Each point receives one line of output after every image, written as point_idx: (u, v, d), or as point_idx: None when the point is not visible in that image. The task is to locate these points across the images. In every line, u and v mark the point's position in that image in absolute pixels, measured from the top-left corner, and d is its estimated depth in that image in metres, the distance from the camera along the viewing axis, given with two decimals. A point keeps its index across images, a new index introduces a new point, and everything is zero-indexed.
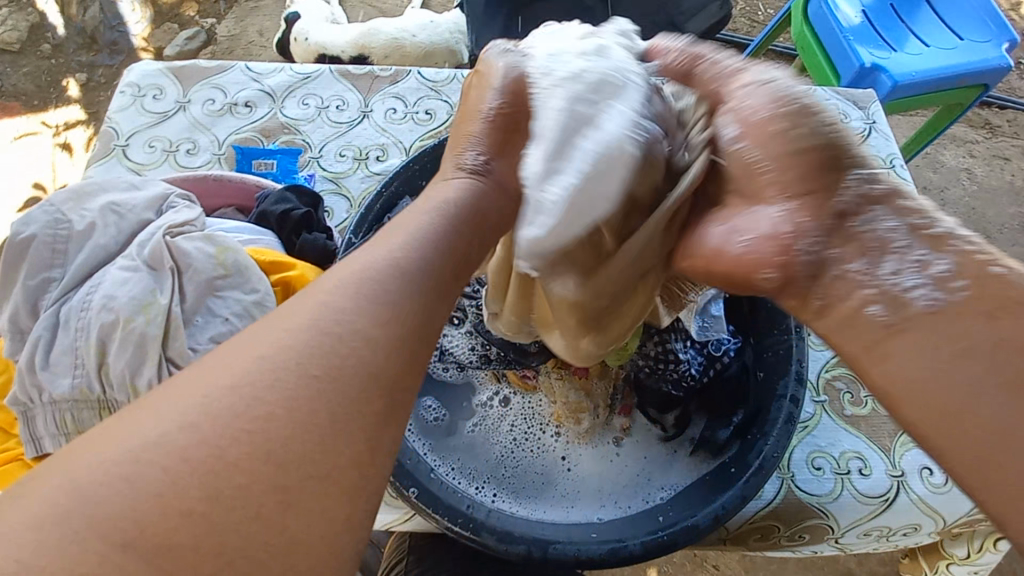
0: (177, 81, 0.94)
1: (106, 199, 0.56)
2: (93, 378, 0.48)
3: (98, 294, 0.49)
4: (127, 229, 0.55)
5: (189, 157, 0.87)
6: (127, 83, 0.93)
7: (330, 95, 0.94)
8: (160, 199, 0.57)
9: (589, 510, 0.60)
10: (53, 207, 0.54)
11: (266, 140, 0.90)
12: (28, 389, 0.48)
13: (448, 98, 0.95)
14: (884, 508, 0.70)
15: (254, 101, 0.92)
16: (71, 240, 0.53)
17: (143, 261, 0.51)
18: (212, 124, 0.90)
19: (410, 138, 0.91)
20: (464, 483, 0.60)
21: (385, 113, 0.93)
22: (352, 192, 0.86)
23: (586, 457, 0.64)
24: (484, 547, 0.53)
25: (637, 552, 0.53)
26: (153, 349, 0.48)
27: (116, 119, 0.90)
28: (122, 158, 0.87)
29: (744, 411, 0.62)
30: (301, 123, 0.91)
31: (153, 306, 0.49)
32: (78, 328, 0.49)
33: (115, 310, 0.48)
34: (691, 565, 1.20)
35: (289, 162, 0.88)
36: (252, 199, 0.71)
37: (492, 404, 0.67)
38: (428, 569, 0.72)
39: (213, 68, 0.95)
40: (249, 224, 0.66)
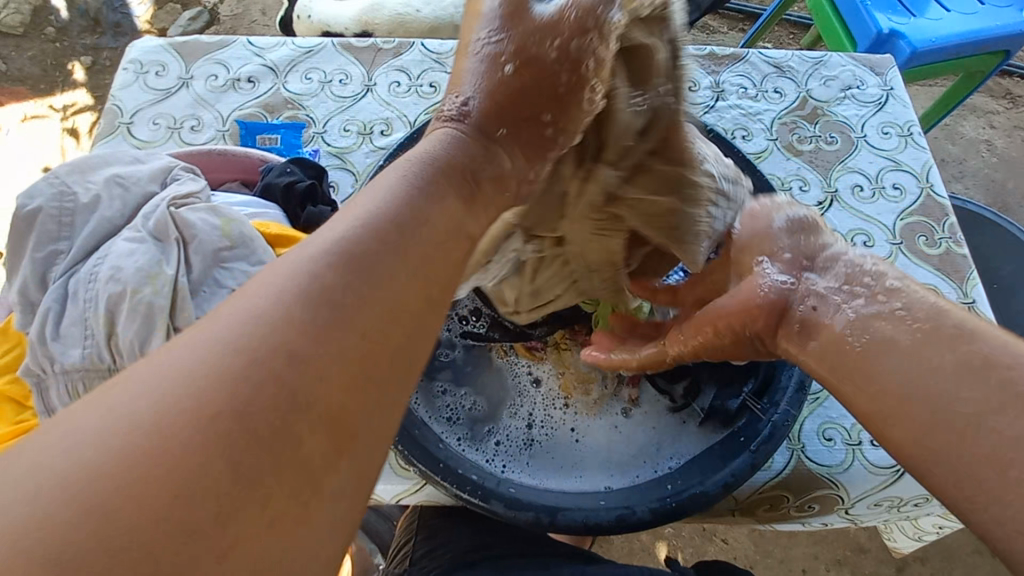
0: (179, 57, 0.93)
1: (109, 172, 0.56)
2: (103, 348, 0.48)
3: (105, 266, 0.49)
4: (132, 202, 0.54)
5: (193, 134, 0.87)
6: (129, 59, 0.93)
7: (333, 69, 0.93)
8: (164, 171, 0.57)
9: (599, 479, 0.60)
10: (58, 179, 0.53)
11: (270, 115, 0.89)
12: (40, 360, 0.48)
13: (453, 70, 0.94)
14: (895, 479, 0.69)
15: (257, 77, 0.91)
16: (76, 213, 0.53)
17: (149, 233, 0.51)
18: (216, 100, 0.89)
19: (414, 111, 0.90)
20: (475, 454, 0.60)
21: (389, 87, 0.92)
22: (357, 167, 0.86)
23: (594, 428, 0.64)
24: (495, 515, 0.54)
25: (646, 518, 0.53)
26: (162, 318, 0.48)
27: (120, 97, 0.89)
28: (127, 136, 0.86)
29: (755, 379, 0.61)
30: (305, 98, 0.90)
31: (159, 277, 0.49)
32: (87, 300, 0.49)
33: (122, 282, 0.48)
34: (700, 539, 1.21)
35: (293, 137, 0.87)
36: (257, 173, 0.71)
37: (513, 382, 0.66)
38: (436, 547, 0.73)
39: (215, 44, 0.94)
40: (255, 199, 0.66)
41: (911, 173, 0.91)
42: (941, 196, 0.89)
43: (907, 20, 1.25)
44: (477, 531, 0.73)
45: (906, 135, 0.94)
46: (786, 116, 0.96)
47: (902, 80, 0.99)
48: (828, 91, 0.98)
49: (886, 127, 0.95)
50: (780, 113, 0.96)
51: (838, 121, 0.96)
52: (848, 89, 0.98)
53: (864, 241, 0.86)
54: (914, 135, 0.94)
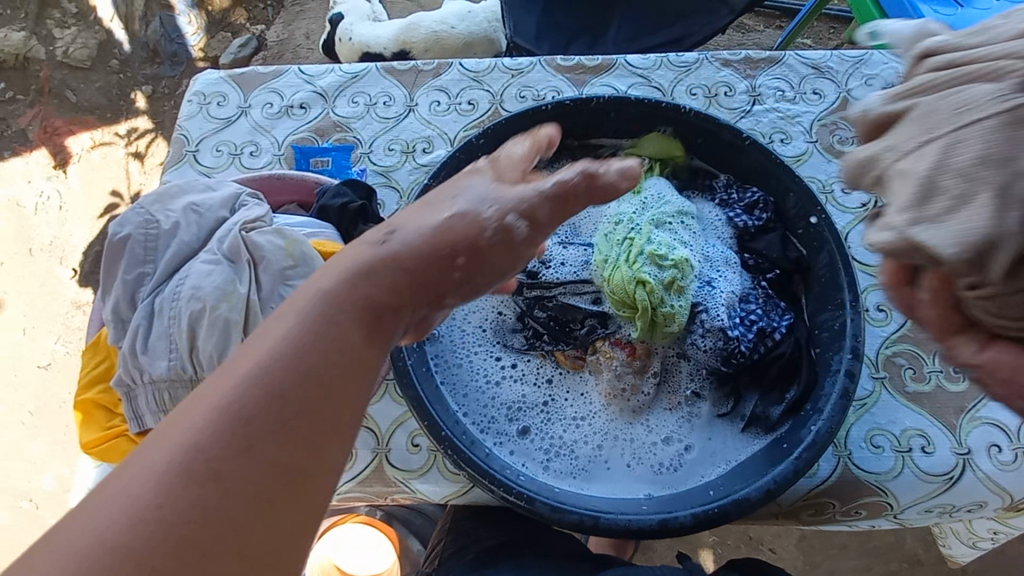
0: (238, 88, 1.00)
1: (186, 200, 0.61)
2: (186, 360, 0.53)
3: (186, 286, 0.54)
4: (207, 227, 0.60)
5: (252, 159, 0.93)
6: (193, 92, 1.00)
7: (378, 92, 0.98)
8: (232, 198, 0.63)
9: (641, 487, 0.61)
10: (143, 208, 0.59)
11: (320, 139, 0.94)
12: (132, 370, 0.54)
13: (490, 87, 0.98)
14: (948, 487, 0.69)
15: (308, 102, 0.98)
16: (160, 238, 0.58)
17: (224, 255, 0.56)
18: (272, 127, 0.96)
19: (454, 128, 0.95)
20: (516, 461, 0.63)
21: (430, 106, 0.97)
22: (402, 184, 0.90)
23: (636, 433, 0.65)
24: (538, 517, 0.56)
25: (687, 523, 0.54)
26: (237, 333, 0.53)
27: (186, 126, 0.97)
28: (193, 163, 0.93)
29: (797, 387, 0.63)
30: (352, 120, 0.96)
31: (234, 294, 0.54)
32: (171, 316, 0.54)
33: (201, 299, 0.53)
34: (746, 548, 1.20)
35: (343, 160, 0.92)
36: (312, 195, 0.76)
37: (549, 389, 0.68)
38: (461, 550, 0.76)
39: (270, 74, 1.01)
40: (311, 219, 0.70)
41: None
42: None
43: (953, 10, 1.21)
44: (510, 530, 0.76)
45: None
46: (827, 117, 0.95)
47: None
48: (870, 90, 0.97)
49: None
50: (820, 114, 0.95)
51: None
52: (891, 87, 0.97)
53: None
54: None
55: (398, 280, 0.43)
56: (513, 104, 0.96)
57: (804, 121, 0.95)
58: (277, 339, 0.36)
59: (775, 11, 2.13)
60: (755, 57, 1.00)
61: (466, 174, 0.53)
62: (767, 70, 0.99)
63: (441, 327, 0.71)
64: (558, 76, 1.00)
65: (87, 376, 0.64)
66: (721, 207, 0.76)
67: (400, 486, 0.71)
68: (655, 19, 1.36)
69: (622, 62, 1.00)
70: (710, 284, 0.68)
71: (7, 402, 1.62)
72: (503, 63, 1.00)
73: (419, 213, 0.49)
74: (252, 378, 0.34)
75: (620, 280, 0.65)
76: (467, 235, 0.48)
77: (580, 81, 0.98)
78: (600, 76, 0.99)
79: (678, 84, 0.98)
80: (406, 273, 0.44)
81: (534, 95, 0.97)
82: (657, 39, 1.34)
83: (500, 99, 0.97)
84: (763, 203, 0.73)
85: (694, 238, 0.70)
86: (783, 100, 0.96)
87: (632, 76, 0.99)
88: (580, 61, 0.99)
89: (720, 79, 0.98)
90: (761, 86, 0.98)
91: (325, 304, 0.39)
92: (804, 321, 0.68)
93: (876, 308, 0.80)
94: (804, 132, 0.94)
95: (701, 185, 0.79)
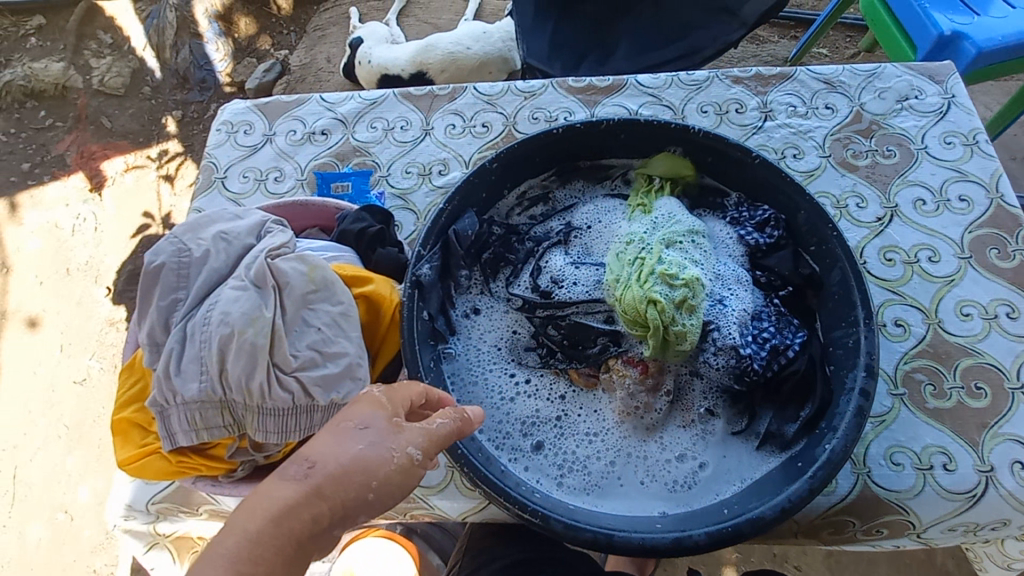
0: (263, 116, 1.05)
1: (215, 229, 0.65)
2: (216, 382, 0.56)
3: (216, 312, 0.57)
4: (235, 254, 0.63)
5: (277, 184, 0.97)
6: (221, 121, 1.05)
7: (395, 117, 1.02)
8: (259, 225, 0.66)
9: (655, 506, 0.62)
10: (176, 238, 0.63)
11: (341, 163, 0.98)
12: (165, 392, 0.57)
13: (503, 110, 1.01)
14: (971, 505, 0.68)
15: (329, 129, 1.02)
16: (192, 265, 0.62)
17: (250, 281, 0.59)
18: (295, 153, 1.00)
19: (468, 151, 0.97)
20: (530, 478, 0.64)
21: (445, 129, 1.00)
22: (419, 206, 0.93)
23: (650, 450, 0.66)
24: (553, 534, 0.57)
25: (702, 542, 0.55)
26: (264, 355, 0.56)
27: (214, 154, 1.02)
28: (221, 189, 0.98)
29: (811, 405, 0.63)
30: (371, 145, 0.99)
31: (261, 319, 0.57)
32: (202, 340, 0.57)
33: (230, 324, 0.56)
34: (771, 565, 1.18)
35: (362, 184, 0.96)
36: (333, 220, 0.79)
37: (562, 405, 0.69)
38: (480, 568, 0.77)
39: (293, 102, 1.06)
40: (332, 243, 0.73)
41: (979, 184, 0.88)
42: (1013, 206, 0.86)
43: (970, 19, 1.20)
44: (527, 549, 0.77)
45: (971, 144, 0.91)
46: (839, 131, 0.95)
47: (965, 88, 0.96)
48: (883, 103, 0.97)
49: (949, 137, 0.92)
50: (832, 129, 0.95)
51: (896, 133, 0.94)
52: (905, 100, 0.96)
53: (929, 256, 0.83)
54: (980, 143, 0.91)
55: (321, 512, 0.40)
56: (526, 126, 0.99)
57: (816, 136, 0.95)
58: (246, 532, 0.37)
59: (790, 21, 2.13)
60: (765, 73, 1.01)
61: (365, 400, 0.46)
62: (778, 86, 1.00)
63: (456, 345, 0.73)
64: (570, 97, 1.02)
65: (124, 396, 0.67)
66: (731, 225, 0.76)
67: (419, 502, 0.72)
68: (666, 35, 1.38)
69: (633, 82, 1.01)
70: (722, 302, 0.69)
71: (44, 417, 1.69)
72: (516, 86, 1.03)
73: (335, 434, 0.43)
74: None
75: (632, 300, 0.66)
76: (383, 468, 0.43)
77: (592, 101, 1.00)
78: (611, 96, 1.01)
79: (689, 102, 0.99)
80: (329, 476, 0.41)
81: (547, 116, 0.99)
82: (669, 55, 1.36)
83: (514, 121, 1.00)
84: (774, 220, 0.73)
85: (705, 257, 0.71)
86: (795, 115, 0.97)
87: (643, 95, 1.00)
88: (591, 82, 1.01)
89: (731, 96, 0.99)
90: (772, 102, 0.99)
91: (265, 528, 0.38)
92: (817, 337, 0.68)
93: (893, 323, 0.79)
94: (816, 147, 0.94)
95: (711, 203, 0.79)
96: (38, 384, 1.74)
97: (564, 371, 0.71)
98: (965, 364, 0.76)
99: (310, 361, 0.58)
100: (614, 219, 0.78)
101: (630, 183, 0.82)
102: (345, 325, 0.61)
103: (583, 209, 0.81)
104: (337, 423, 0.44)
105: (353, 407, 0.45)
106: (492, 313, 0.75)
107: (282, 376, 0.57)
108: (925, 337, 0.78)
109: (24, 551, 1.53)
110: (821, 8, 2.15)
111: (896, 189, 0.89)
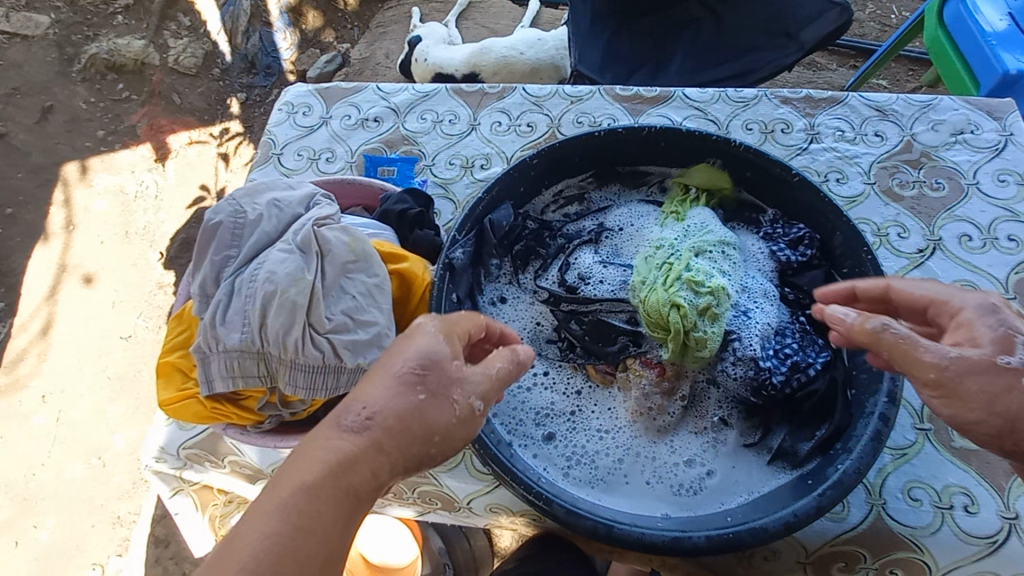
0: (322, 100, 1.11)
1: (270, 196, 0.69)
2: (256, 335, 0.60)
3: (263, 270, 0.61)
4: (285, 220, 0.68)
5: (328, 164, 1.03)
6: (283, 102, 1.12)
7: (445, 110, 1.06)
8: (309, 197, 0.71)
9: (658, 507, 0.63)
10: (234, 200, 0.68)
11: (389, 150, 1.03)
12: (209, 339, 0.61)
13: (549, 112, 1.03)
14: (991, 551, 0.66)
15: (382, 117, 1.07)
16: (245, 227, 0.66)
17: (296, 245, 0.63)
18: (348, 136, 1.05)
19: (511, 148, 1.01)
20: (538, 465, 0.66)
21: (491, 126, 1.03)
22: (459, 196, 0.97)
23: (659, 453, 0.66)
24: (554, 518, 0.58)
25: (701, 544, 0.55)
26: (301, 315, 0.60)
27: (274, 131, 1.08)
28: (276, 164, 1.04)
29: (828, 426, 0.63)
30: (419, 135, 1.04)
31: (302, 281, 0.61)
32: (248, 295, 0.61)
33: (275, 283, 0.60)
34: None
35: (407, 170, 1.00)
36: (377, 200, 0.83)
37: (578, 400, 0.70)
38: None
39: (351, 89, 1.11)
40: (374, 221, 0.77)
41: None
42: None
43: None
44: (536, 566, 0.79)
45: None
46: (887, 159, 0.93)
47: None
48: (937, 135, 0.95)
49: (1003, 175, 0.90)
50: (879, 157, 0.94)
51: (947, 166, 0.92)
52: (960, 134, 0.94)
53: None
54: None
55: (380, 461, 0.50)
56: (570, 129, 1.01)
57: (862, 163, 0.94)
58: (305, 481, 0.47)
59: (850, 50, 2.09)
60: (816, 96, 1.00)
61: (417, 334, 0.55)
62: (828, 110, 0.99)
63: None
64: (616, 105, 1.04)
65: (171, 343, 0.72)
66: (765, 240, 0.76)
67: (429, 478, 0.75)
68: (718, 54, 1.38)
69: (680, 94, 1.03)
70: (747, 315, 0.69)
71: (90, 367, 1.81)
72: (565, 90, 1.05)
73: (387, 388, 0.52)
74: (281, 527, 0.44)
75: (656, 302, 0.67)
76: (439, 424, 0.52)
77: (637, 110, 1.02)
78: (657, 106, 1.02)
79: (734, 119, 1.00)
80: (385, 430, 0.50)
81: (591, 121, 1.02)
82: (720, 73, 1.36)
83: (558, 124, 1.02)
84: (808, 239, 0.73)
85: (735, 269, 0.72)
86: (842, 139, 0.96)
87: (689, 108, 1.01)
88: (639, 91, 1.03)
89: (778, 116, 0.99)
90: (820, 125, 0.98)
91: (332, 473, 0.47)
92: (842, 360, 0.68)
93: None
94: (861, 173, 0.93)
95: (747, 218, 0.79)
96: (90, 334, 1.86)
97: (582, 367, 0.72)
98: None
99: (342, 326, 0.61)
100: (646, 224, 0.80)
101: (667, 191, 0.83)
102: (379, 296, 0.64)
103: (617, 212, 0.82)
104: (389, 371, 0.53)
105: (415, 347, 0.53)
106: (518, 304, 0.77)
107: (316, 336, 0.60)
108: None
109: (60, 488, 1.64)
110: (884, 40, 2.10)
111: (941, 223, 0.87)
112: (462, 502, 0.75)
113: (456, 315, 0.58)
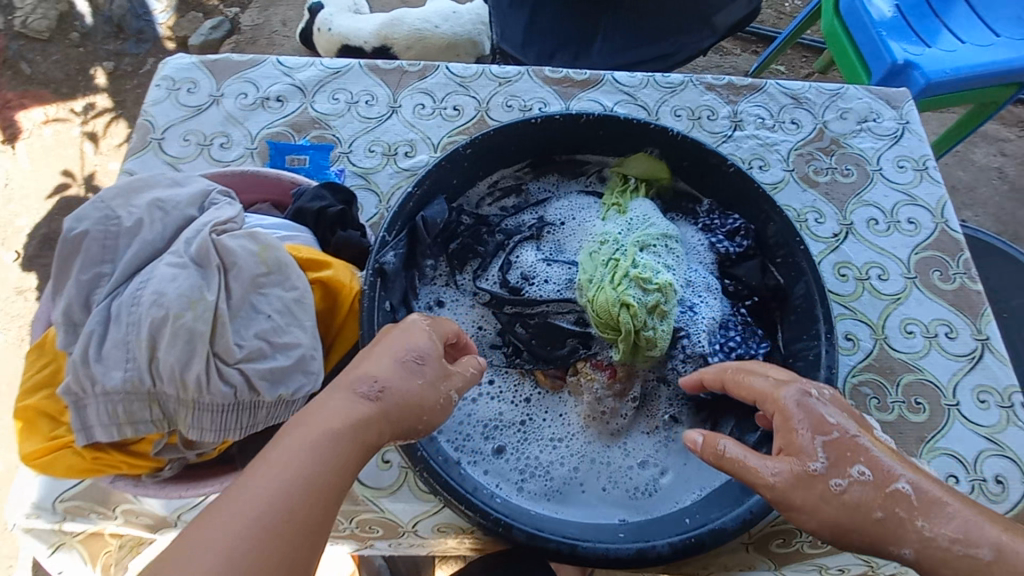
0: (211, 75, 0.95)
1: (150, 196, 0.57)
2: (145, 370, 0.50)
3: (148, 291, 0.50)
4: (173, 226, 0.56)
5: (223, 151, 0.89)
6: (162, 76, 0.95)
7: (360, 90, 0.95)
8: (202, 196, 0.59)
9: (616, 513, 0.61)
10: (103, 203, 0.55)
11: (297, 135, 0.91)
12: (81, 380, 0.49)
13: (476, 94, 0.96)
14: None
15: (286, 96, 0.94)
16: (120, 236, 0.54)
17: (191, 258, 0.52)
18: (246, 119, 0.92)
19: (437, 133, 0.92)
20: (491, 483, 0.61)
21: (413, 109, 0.94)
22: (382, 188, 0.87)
23: (614, 457, 0.64)
24: (514, 543, 0.54)
25: (664, 552, 0.54)
26: (203, 343, 0.50)
27: (152, 112, 0.91)
28: (158, 152, 0.88)
29: None
30: (331, 118, 0.92)
31: (201, 302, 0.51)
32: (130, 323, 0.50)
33: (165, 306, 0.50)
34: None
35: (321, 159, 0.89)
36: (287, 195, 0.72)
37: (528, 409, 0.67)
38: None
39: (246, 63, 0.96)
40: (285, 221, 0.66)
41: (926, 209, 0.93)
42: (955, 231, 0.91)
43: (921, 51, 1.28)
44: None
45: (921, 170, 0.96)
46: (803, 146, 0.97)
47: (918, 114, 1.01)
48: (845, 123, 1.00)
49: (902, 161, 0.97)
50: (797, 143, 0.97)
51: (854, 153, 0.97)
52: (864, 122, 1.00)
53: (879, 274, 0.87)
54: (929, 169, 0.95)
55: (385, 431, 0.47)
56: (499, 113, 0.95)
57: (782, 150, 0.97)
58: (325, 433, 0.44)
59: (752, 36, 2.19)
60: (737, 83, 1.02)
61: (421, 321, 0.55)
62: (749, 97, 1.01)
63: None
64: (545, 88, 0.99)
65: (29, 381, 0.58)
66: (703, 232, 0.76)
67: (369, 505, 0.68)
68: (640, 36, 1.37)
69: (609, 78, 1.00)
70: (692, 309, 0.68)
71: None
72: (491, 70, 0.98)
73: (397, 361, 0.50)
74: (288, 482, 0.41)
75: (604, 302, 0.64)
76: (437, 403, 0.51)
77: (568, 94, 0.98)
78: (587, 90, 0.98)
79: (663, 104, 0.99)
80: (394, 404, 0.48)
81: (521, 105, 0.96)
82: (642, 56, 1.35)
83: (487, 107, 0.95)
84: (744, 229, 0.74)
85: (677, 263, 0.71)
86: (763, 126, 0.98)
87: (619, 93, 0.99)
88: (568, 74, 0.98)
89: (704, 102, 1.00)
90: (742, 112, 1.00)
91: (344, 442, 0.45)
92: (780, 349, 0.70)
93: (845, 336, 0.82)
94: (781, 160, 0.96)
95: (684, 208, 0.79)
96: None
97: (530, 373, 0.68)
98: (908, 380, 0.79)
99: (257, 352, 0.52)
100: (587, 217, 0.77)
101: (605, 181, 0.80)
102: (299, 312, 0.55)
103: (556, 205, 0.78)
104: (394, 350, 0.51)
105: (416, 337, 0.52)
106: (458, 308, 0.71)
107: (224, 366, 0.51)
108: (871, 352, 0.82)
109: None
110: (781, 27, 2.22)
111: (853, 208, 0.92)
112: (406, 525, 0.69)
113: (443, 317, 0.58)
